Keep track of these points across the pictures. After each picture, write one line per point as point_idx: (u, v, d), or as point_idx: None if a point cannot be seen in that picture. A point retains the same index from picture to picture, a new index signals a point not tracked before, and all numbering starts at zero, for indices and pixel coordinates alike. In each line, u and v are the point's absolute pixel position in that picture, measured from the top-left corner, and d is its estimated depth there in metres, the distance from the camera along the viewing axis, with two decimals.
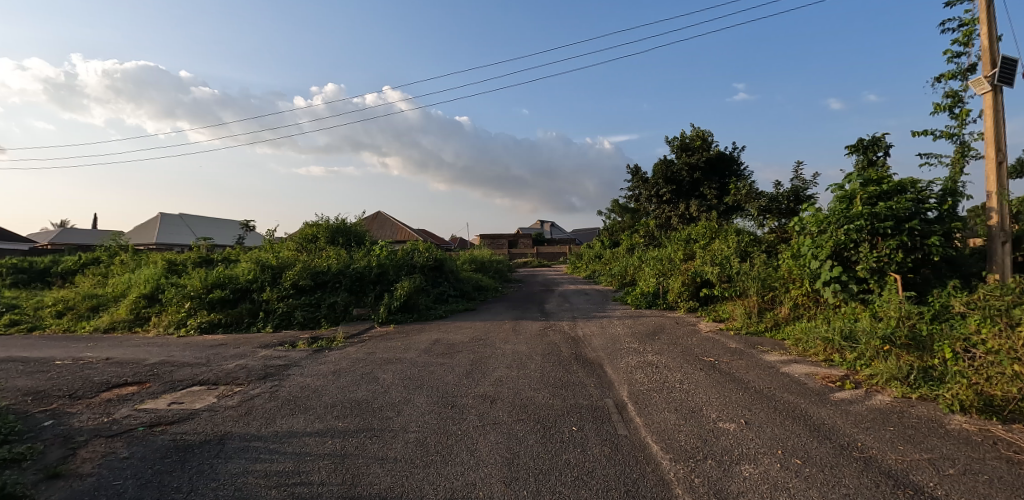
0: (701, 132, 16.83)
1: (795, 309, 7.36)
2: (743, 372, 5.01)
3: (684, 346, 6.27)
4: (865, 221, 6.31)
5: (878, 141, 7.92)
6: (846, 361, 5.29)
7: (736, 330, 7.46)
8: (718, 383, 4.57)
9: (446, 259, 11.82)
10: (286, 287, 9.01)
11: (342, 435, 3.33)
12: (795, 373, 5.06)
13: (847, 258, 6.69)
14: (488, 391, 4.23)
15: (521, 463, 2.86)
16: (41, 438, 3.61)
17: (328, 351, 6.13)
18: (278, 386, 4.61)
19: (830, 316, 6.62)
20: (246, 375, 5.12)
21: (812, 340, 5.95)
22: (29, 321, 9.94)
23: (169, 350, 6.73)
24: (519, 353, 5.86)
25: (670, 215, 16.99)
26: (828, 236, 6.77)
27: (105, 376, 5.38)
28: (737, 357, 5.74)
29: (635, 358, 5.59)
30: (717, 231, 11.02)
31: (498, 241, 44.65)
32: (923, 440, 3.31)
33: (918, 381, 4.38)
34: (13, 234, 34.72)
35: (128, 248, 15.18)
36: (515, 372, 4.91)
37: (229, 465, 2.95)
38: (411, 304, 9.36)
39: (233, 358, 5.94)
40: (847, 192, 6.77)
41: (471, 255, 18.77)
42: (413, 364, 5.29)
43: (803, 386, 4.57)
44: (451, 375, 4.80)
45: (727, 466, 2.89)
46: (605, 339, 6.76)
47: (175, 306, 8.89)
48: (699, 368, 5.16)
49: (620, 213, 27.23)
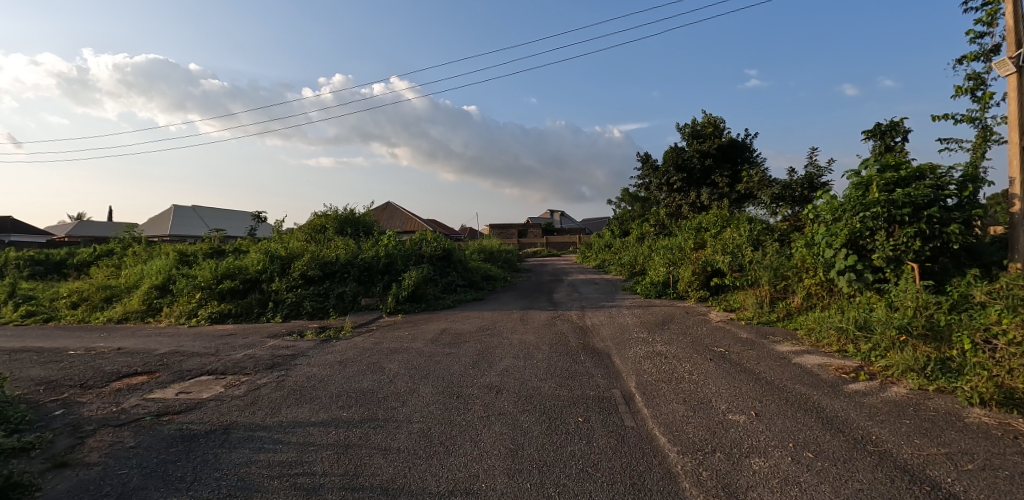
0: (712, 119, 16.48)
1: (809, 299, 7.18)
2: (754, 363, 4.90)
3: (694, 336, 6.19)
4: (882, 208, 6.16)
5: (897, 126, 7.66)
6: (860, 352, 5.17)
7: (747, 319, 7.31)
8: (728, 374, 4.49)
9: (454, 248, 11.76)
10: (296, 278, 9.05)
11: (346, 426, 3.31)
12: (806, 363, 4.96)
13: (862, 246, 6.53)
14: (494, 382, 4.18)
15: (524, 455, 2.81)
16: (52, 427, 3.66)
17: (336, 341, 6.14)
18: (284, 376, 4.61)
19: (844, 306, 6.47)
20: (254, 364, 5.14)
21: (825, 330, 5.83)
22: (44, 312, 10.11)
23: (179, 340, 6.80)
24: (526, 343, 5.81)
25: (681, 203, 16.76)
26: (843, 224, 6.62)
27: (116, 366, 5.44)
28: (748, 347, 5.63)
29: (644, 348, 5.52)
30: (728, 219, 10.80)
31: (507, 231, 44.47)
32: (940, 434, 3.21)
33: (935, 373, 4.26)
34: (31, 227, 35.58)
35: (141, 240, 15.37)
36: (521, 361, 4.87)
37: (233, 454, 2.95)
38: (419, 293, 9.31)
39: (241, 348, 5.96)
40: (864, 179, 6.60)
41: (481, 245, 18.72)
42: (419, 353, 5.27)
43: (816, 377, 4.47)
44: (458, 365, 4.77)
45: (736, 459, 2.82)
46: (615, 329, 6.71)
47: (187, 296, 8.99)
48: (709, 358, 5.08)
49: (631, 202, 27.03)
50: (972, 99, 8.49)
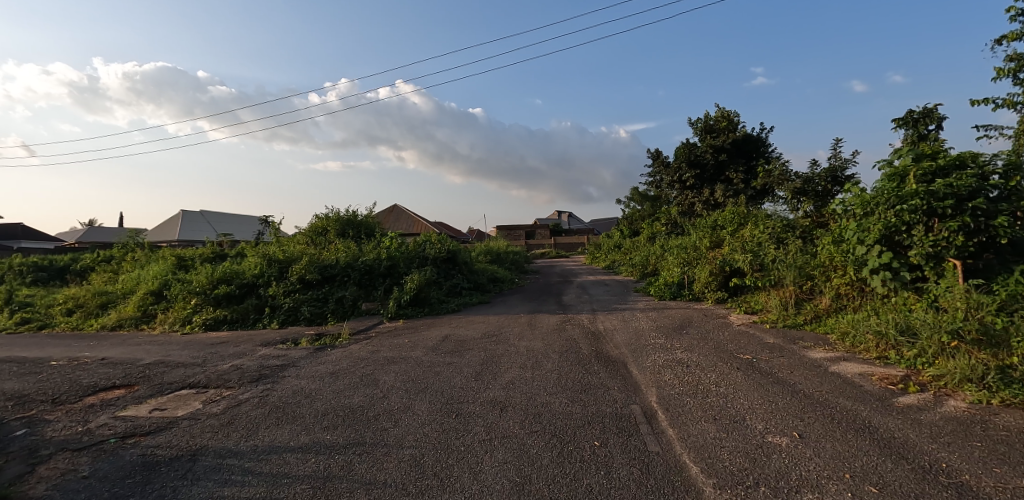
0: (727, 112, 15.88)
1: (838, 300, 6.65)
2: (787, 373, 4.42)
3: (716, 341, 5.70)
4: (921, 200, 5.63)
5: (931, 112, 7.02)
6: (904, 359, 4.67)
7: (772, 322, 6.77)
8: (760, 386, 4.00)
9: (459, 250, 11.34)
10: (293, 282, 8.67)
11: (327, 452, 2.89)
12: (846, 372, 4.46)
13: (897, 242, 6.03)
14: (498, 397, 3.74)
15: (532, 491, 2.38)
16: (7, 450, 3.30)
17: (330, 350, 5.74)
18: (269, 390, 4.20)
19: (879, 308, 5.94)
20: (239, 376, 4.75)
21: (862, 334, 5.35)
22: (40, 319, 9.87)
23: (167, 349, 6.44)
24: (534, 350, 5.35)
25: (694, 200, 16.19)
26: (875, 218, 6.10)
27: (94, 379, 5.08)
28: (777, 354, 5.14)
29: (663, 356, 5.04)
30: (745, 215, 10.25)
31: (515, 232, 43.94)
32: (1022, 460, 2.72)
33: (997, 384, 3.77)
34: (41, 234, 35.96)
35: (143, 245, 15.15)
36: (529, 373, 4.42)
37: (193, 489, 2.55)
38: (421, 297, 8.88)
39: (230, 357, 5.60)
40: (897, 170, 6.10)
41: (486, 246, 18.25)
42: (417, 364, 4.84)
43: (860, 389, 3.98)
44: (459, 376, 4.34)
45: (785, 495, 2.35)
46: (629, 334, 6.22)
47: (182, 302, 8.67)
48: (736, 367, 4.58)
49: (640, 201, 26.53)
50: (1014, 82, 7.88)
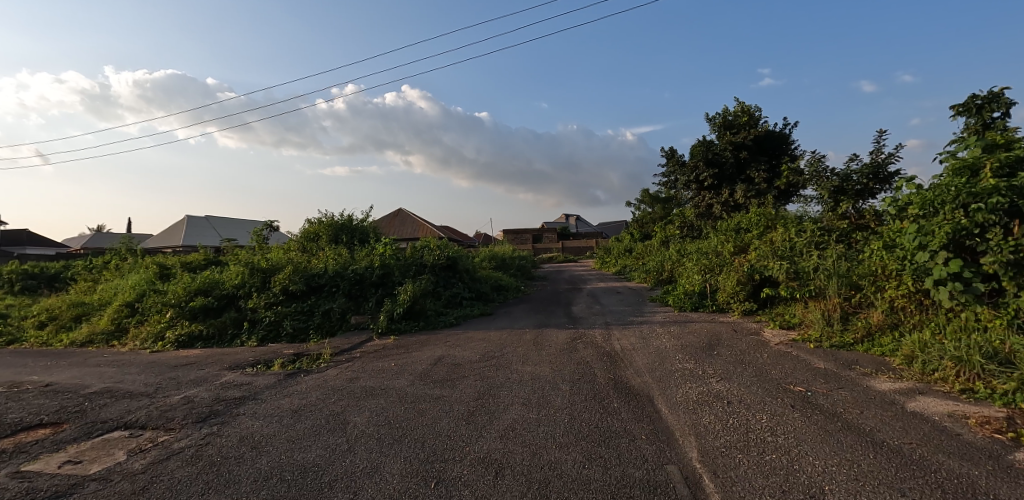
0: (747, 107, 14.93)
1: (893, 315, 5.73)
2: (856, 413, 3.54)
3: (756, 367, 4.82)
4: (1001, 197, 4.72)
5: (998, 96, 6.07)
6: (998, 394, 3.76)
7: (815, 342, 5.87)
8: (830, 435, 3.13)
9: (461, 256, 10.51)
10: (276, 293, 7.92)
11: None
12: (931, 413, 3.57)
13: (968, 247, 5.11)
14: (493, 452, 2.90)
15: None
16: None
17: (303, 376, 4.94)
18: (212, 436, 3.40)
19: (948, 326, 5.01)
20: (185, 413, 3.95)
21: (935, 359, 4.43)
22: (10, 333, 9.18)
23: (124, 372, 5.69)
24: (540, 379, 4.50)
25: (712, 202, 15.28)
26: (939, 219, 5.16)
27: (22, 414, 4.31)
28: (836, 385, 4.24)
29: (695, 388, 4.15)
30: (774, 217, 9.31)
31: (521, 236, 43.05)
32: None
33: None
34: (43, 239, 35.74)
35: (135, 251, 14.51)
36: (535, 412, 3.58)
37: None
38: (416, 310, 8.08)
39: (187, 386, 4.80)
40: (966, 162, 5.22)
41: (491, 252, 17.42)
42: (399, 399, 4.00)
43: (961, 440, 3.08)
44: (447, 418, 3.51)
45: None
46: (651, 356, 5.33)
47: (156, 316, 7.94)
48: (791, 405, 3.70)
49: (651, 202, 25.64)
50: None
